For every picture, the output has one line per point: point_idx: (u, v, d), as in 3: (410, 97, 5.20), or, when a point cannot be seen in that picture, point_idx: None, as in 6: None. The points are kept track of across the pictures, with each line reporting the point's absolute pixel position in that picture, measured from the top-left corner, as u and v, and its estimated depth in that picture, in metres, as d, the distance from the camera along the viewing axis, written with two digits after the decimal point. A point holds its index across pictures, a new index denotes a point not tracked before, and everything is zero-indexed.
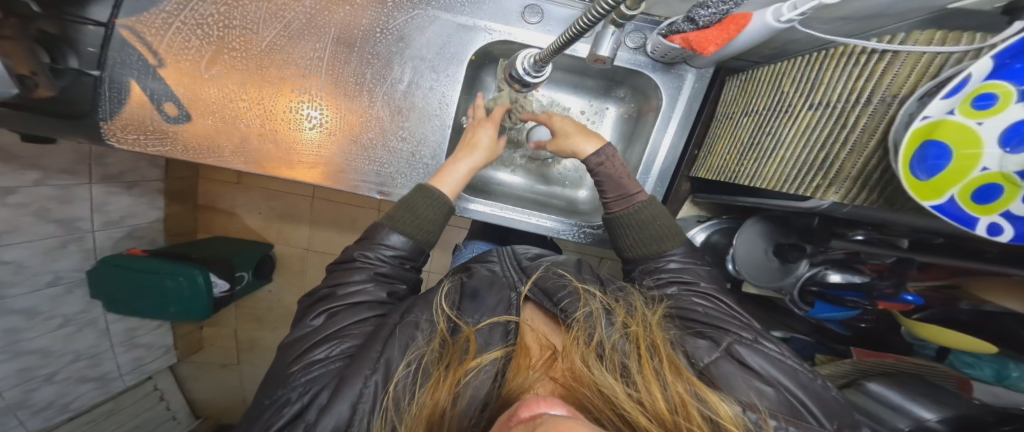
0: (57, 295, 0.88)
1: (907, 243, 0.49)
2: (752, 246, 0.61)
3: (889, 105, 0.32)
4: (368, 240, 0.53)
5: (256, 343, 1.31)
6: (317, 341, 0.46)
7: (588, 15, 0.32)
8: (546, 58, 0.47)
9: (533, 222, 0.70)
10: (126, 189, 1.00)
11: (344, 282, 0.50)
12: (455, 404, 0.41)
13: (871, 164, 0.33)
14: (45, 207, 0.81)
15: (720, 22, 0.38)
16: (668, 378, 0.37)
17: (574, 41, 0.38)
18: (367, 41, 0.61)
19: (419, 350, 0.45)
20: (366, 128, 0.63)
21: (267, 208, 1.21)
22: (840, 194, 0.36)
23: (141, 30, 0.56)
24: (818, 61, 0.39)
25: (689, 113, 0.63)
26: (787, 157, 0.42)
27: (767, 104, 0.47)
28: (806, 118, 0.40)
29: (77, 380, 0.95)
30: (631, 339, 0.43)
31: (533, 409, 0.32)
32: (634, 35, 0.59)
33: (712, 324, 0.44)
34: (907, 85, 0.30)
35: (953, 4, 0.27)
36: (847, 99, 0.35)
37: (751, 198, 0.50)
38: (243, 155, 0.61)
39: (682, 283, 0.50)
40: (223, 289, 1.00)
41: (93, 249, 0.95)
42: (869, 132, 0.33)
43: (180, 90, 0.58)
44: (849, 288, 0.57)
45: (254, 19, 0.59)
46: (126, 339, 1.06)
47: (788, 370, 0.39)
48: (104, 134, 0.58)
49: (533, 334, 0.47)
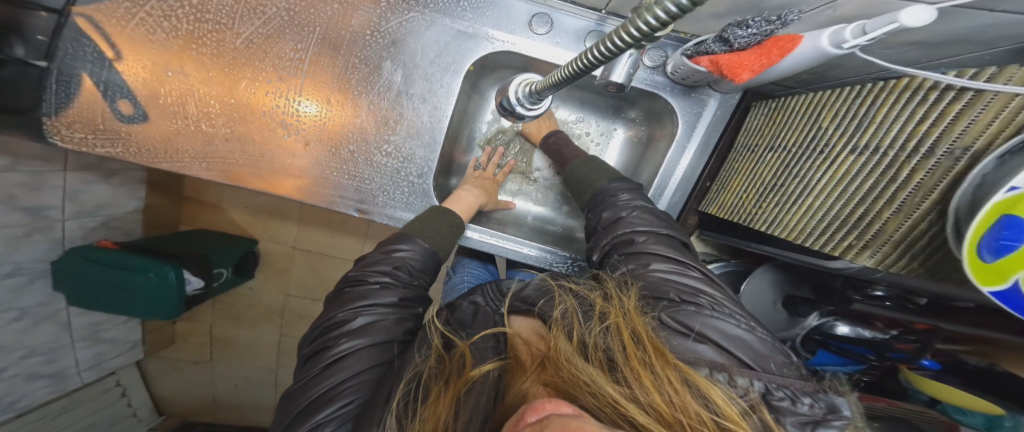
0: (15, 287, 0.77)
1: (924, 301, 0.42)
2: (759, 294, 0.57)
3: (956, 159, 0.26)
4: (377, 255, 0.47)
5: (231, 342, 1.19)
6: (336, 386, 0.38)
7: (600, 50, 0.27)
8: (541, 91, 0.45)
9: (526, 252, 0.64)
10: (103, 177, 0.90)
11: (363, 306, 0.42)
12: (457, 418, 0.33)
13: (920, 229, 0.29)
14: (12, 194, 0.71)
15: (760, 45, 0.33)
16: (657, 366, 0.30)
17: (578, 76, 0.34)
18: (355, 44, 0.55)
19: (415, 368, 0.38)
20: (348, 139, 0.57)
21: (253, 204, 1.13)
22: (876, 258, 0.33)
23: (100, 19, 0.50)
24: (874, 93, 0.33)
25: (706, 144, 0.58)
26: (815, 206, 0.38)
27: (798, 140, 0.41)
28: (845, 164, 0.35)
29: (27, 378, 0.82)
30: (613, 332, 0.35)
31: (540, 411, 0.25)
32: (654, 53, 0.53)
33: (651, 283, 0.39)
34: (983, 136, 0.24)
35: None
36: (900, 147, 0.30)
37: (765, 246, 0.48)
38: (207, 161, 0.54)
39: (620, 248, 0.44)
40: (196, 288, 0.90)
41: (62, 238, 0.84)
42: (923, 191, 0.28)
43: (138, 86, 0.52)
44: (858, 343, 0.49)
45: (229, 13, 0.52)
46: (88, 334, 0.94)
47: (731, 319, 0.34)
48: (46, 131, 0.50)
49: (525, 347, 0.40)
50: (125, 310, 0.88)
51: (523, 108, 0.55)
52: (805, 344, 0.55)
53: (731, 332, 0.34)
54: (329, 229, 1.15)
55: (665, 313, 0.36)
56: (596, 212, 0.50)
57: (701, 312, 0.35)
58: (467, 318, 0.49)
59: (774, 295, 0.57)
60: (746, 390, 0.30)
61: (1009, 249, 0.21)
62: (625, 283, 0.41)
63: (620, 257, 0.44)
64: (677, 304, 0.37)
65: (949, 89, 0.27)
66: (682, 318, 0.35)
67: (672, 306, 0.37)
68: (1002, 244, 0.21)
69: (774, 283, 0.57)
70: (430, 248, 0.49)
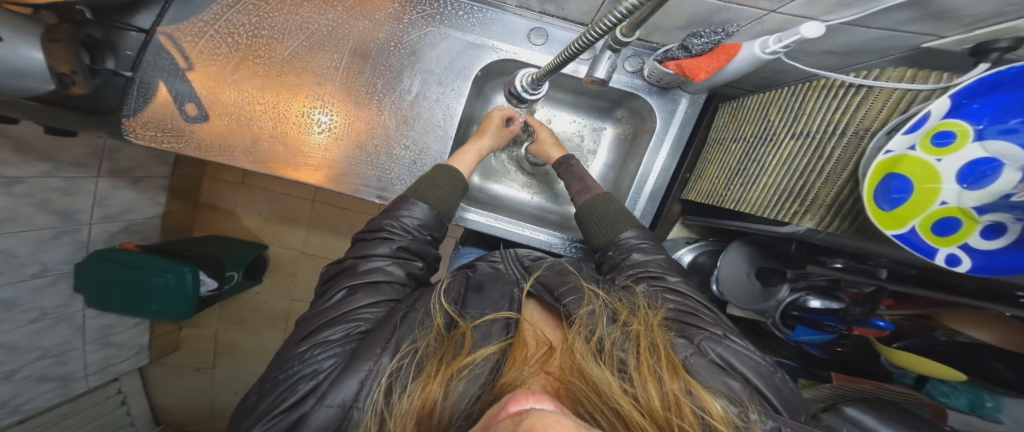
0: (40, 287, 0.86)
1: (883, 274, 0.43)
2: (733, 268, 0.63)
3: (862, 137, 0.34)
4: (389, 211, 0.52)
5: (235, 346, 1.28)
6: (353, 308, 0.43)
7: (586, 37, 0.33)
8: (544, 76, 0.48)
9: (527, 234, 0.72)
10: (131, 184, 1.02)
11: (370, 254, 0.48)
12: (447, 397, 0.37)
13: (844, 193, 0.35)
14: (49, 199, 0.81)
15: (712, 51, 0.41)
16: (665, 374, 0.35)
17: (570, 61, 0.39)
18: (381, 54, 0.64)
19: (414, 344, 0.40)
20: (372, 135, 0.66)
21: (267, 211, 1.23)
22: (815, 220, 0.38)
23: (179, 36, 0.60)
24: (804, 91, 0.42)
25: (681, 137, 0.65)
26: (769, 184, 0.44)
27: (754, 132, 0.49)
28: (789, 147, 0.42)
29: (37, 379, 0.89)
30: (631, 338, 0.40)
31: (523, 403, 0.28)
32: (632, 60, 0.61)
33: (681, 311, 0.44)
34: (878, 119, 0.33)
35: (927, 43, 0.32)
36: (825, 129, 0.38)
37: (736, 222, 0.53)
38: (252, 155, 0.63)
39: (648, 277, 0.48)
40: (211, 288, 0.99)
41: (87, 241, 0.94)
42: (843, 163, 0.35)
43: (203, 92, 0.62)
44: (826, 313, 0.57)
45: (281, 30, 0.63)
46: (99, 337, 1.02)
47: (751, 352, 0.40)
48: (124, 130, 0.60)
49: (532, 331, 0.44)
50: (143, 309, 0.97)
51: (528, 94, 0.57)
52: (785, 321, 0.62)
53: (760, 369, 0.39)
54: (336, 233, 1.23)
55: (704, 345, 0.40)
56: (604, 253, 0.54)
57: (734, 347, 0.40)
58: (487, 283, 0.50)
59: (748, 267, 0.62)
60: (754, 426, 0.33)
61: (903, 201, 0.30)
62: (653, 302, 0.45)
63: (653, 285, 0.47)
64: (720, 338, 0.41)
65: (851, 86, 0.36)
66: (724, 355, 0.39)
67: (712, 339, 0.41)
68: (894, 198, 0.31)
69: (748, 258, 0.62)
70: (435, 210, 0.53)
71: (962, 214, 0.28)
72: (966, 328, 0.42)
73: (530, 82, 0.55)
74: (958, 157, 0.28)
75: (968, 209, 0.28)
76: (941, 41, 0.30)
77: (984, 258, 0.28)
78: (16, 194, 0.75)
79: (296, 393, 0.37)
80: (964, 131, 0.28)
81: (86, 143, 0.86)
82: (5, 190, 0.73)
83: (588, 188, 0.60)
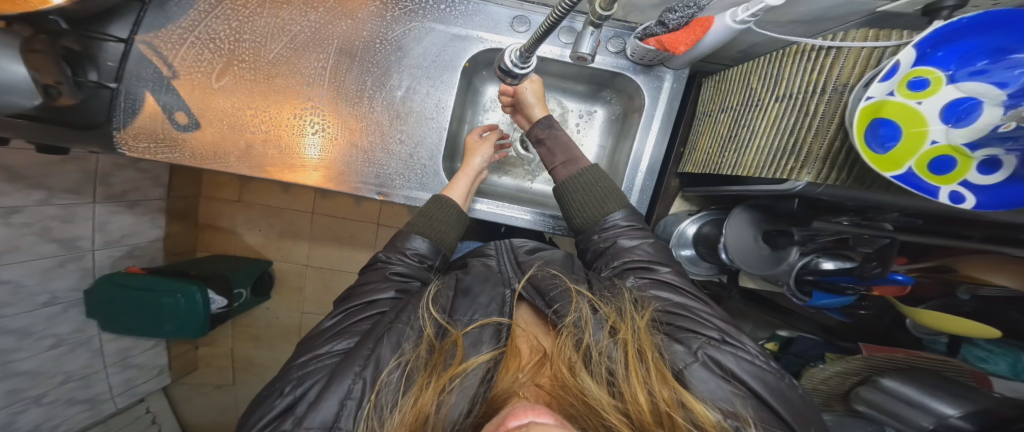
0: (53, 315, 0.86)
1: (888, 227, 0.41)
2: (741, 235, 0.56)
3: (842, 92, 0.35)
4: (392, 244, 0.53)
5: (252, 362, 1.27)
6: (347, 324, 0.44)
7: (559, 9, 0.32)
8: (530, 49, 0.47)
9: (529, 219, 0.73)
10: (129, 208, 1.01)
11: (363, 284, 0.49)
12: (441, 407, 0.37)
13: (833, 149, 0.35)
14: (48, 227, 0.81)
15: (687, 25, 0.43)
16: (655, 383, 0.35)
17: (552, 31, 0.37)
18: (367, 51, 0.65)
19: (400, 358, 0.39)
20: (366, 132, 0.66)
21: (267, 226, 1.21)
22: (813, 174, 0.37)
23: (159, 45, 0.60)
24: (779, 59, 0.44)
25: (670, 112, 0.66)
26: (762, 145, 0.44)
27: (742, 102, 0.50)
28: (773, 110, 0.43)
29: (65, 403, 0.90)
30: (620, 346, 0.39)
31: (521, 418, 0.28)
32: (614, 41, 0.63)
33: (673, 314, 0.43)
34: (854, 75, 0.35)
35: (882, 8, 0.37)
36: (806, 90, 0.39)
37: (736, 187, 0.48)
38: (247, 161, 0.64)
39: (638, 271, 0.48)
40: (221, 306, 1.00)
41: (93, 267, 0.94)
42: (829, 118, 0.36)
43: (192, 101, 0.62)
44: (839, 273, 0.49)
45: (262, 33, 0.63)
46: (119, 359, 1.02)
47: (748, 356, 0.38)
48: (116, 143, 0.60)
49: (524, 336, 0.44)
50: (156, 331, 0.97)
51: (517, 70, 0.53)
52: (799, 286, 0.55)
53: (752, 367, 0.37)
54: (338, 243, 1.22)
55: (702, 352, 0.38)
56: (586, 236, 0.55)
57: (732, 353, 0.38)
58: (475, 285, 0.46)
59: (754, 231, 0.56)
60: None
61: (893, 145, 0.31)
62: (640, 304, 0.44)
63: (640, 279, 0.47)
64: (718, 343, 0.39)
65: (824, 48, 0.38)
66: (722, 362, 0.37)
67: (711, 344, 0.39)
68: (886, 144, 0.32)
69: (752, 223, 0.56)
70: (433, 243, 0.53)
71: (954, 152, 0.30)
72: (993, 277, 0.40)
73: (518, 55, 0.51)
74: (935, 99, 0.30)
75: (959, 146, 0.29)
76: (895, 4, 0.35)
77: (987, 193, 0.29)
78: (14, 223, 0.75)
79: (274, 408, 0.38)
80: (937, 79, 0.30)
81: (78, 168, 0.85)
82: (3, 221, 0.74)
83: (574, 160, 0.59)
